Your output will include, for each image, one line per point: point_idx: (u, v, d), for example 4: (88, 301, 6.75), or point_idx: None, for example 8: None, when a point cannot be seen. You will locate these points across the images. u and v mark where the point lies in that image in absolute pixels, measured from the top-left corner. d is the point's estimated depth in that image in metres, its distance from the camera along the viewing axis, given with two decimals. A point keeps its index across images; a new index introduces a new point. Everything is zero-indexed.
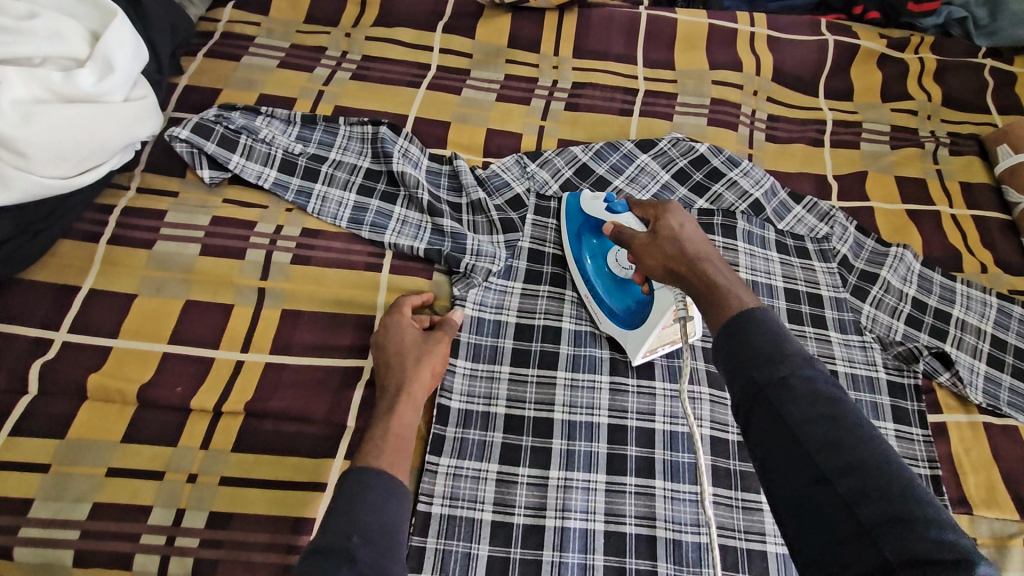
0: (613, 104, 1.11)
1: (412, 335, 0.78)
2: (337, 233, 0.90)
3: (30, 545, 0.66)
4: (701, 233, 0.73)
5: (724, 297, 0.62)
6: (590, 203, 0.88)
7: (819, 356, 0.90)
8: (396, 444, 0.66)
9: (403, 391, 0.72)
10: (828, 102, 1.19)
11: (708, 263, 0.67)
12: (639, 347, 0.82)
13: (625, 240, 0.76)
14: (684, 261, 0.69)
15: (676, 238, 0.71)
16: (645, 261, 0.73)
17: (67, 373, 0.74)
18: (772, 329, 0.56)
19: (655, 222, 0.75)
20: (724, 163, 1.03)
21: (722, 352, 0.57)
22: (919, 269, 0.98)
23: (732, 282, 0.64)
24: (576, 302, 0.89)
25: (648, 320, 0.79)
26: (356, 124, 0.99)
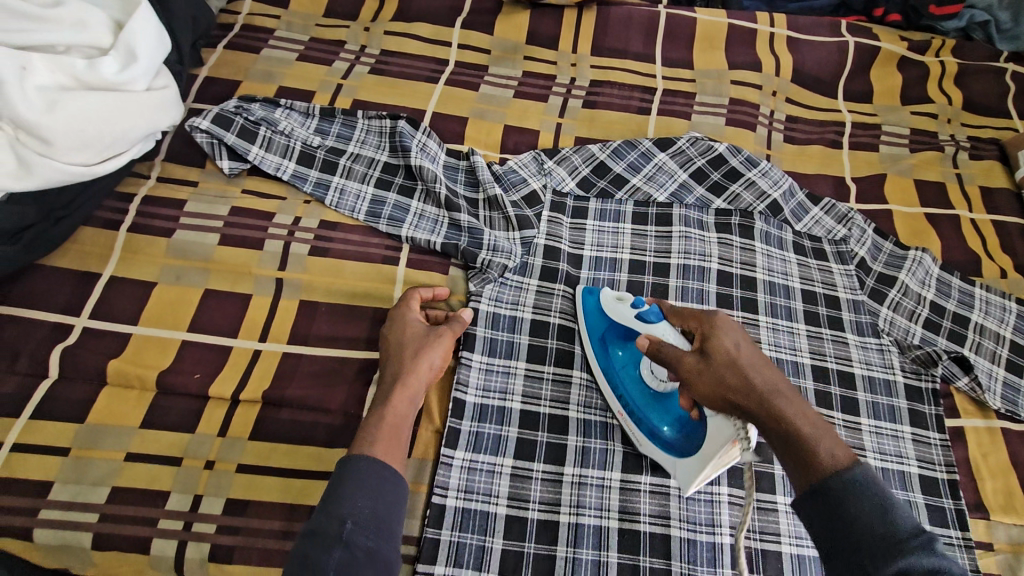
0: (630, 102, 1.11)
1: (415, 328, 0.77)
2: (355, 227, 0.91)
3: (49, 527, 0.66)
4: (759, 352, 0.69)
5: (813, 454, 0.58)
6: (613, 305, 0.80)
7: (835, 359, 0.89)
8: (392, 433, 0.66)
9: (400, 381, 0.71)
10: (847, 104, 1.18)
11: (781, 399, 0.63)
12: (692, 479, 0.72)
13: (666, 359, 0.70)
14: (751, 395, 0.64)
15: (736, 364, 0.66)
16: (700, 388, 0.67)
17: (87, 359, 0.75)
18: (877, 503, 0.54)
19: (706, 341, 0.70)
20: (742, 163, 1.02)
21: (820, 523, 0.56)
22: (937, 273, 0.97)
23: (813, 428, 0.60)
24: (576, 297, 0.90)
25: (704, 448, 0.70)
26: (375, 117, 0.99)
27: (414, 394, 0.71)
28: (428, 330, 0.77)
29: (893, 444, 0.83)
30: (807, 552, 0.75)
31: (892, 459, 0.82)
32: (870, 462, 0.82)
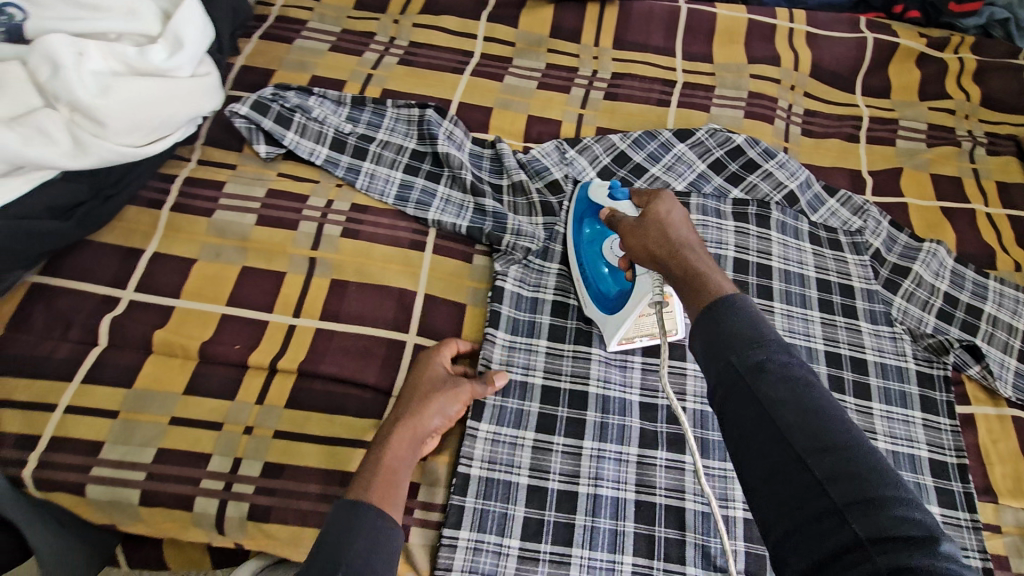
0: (651, 95, 1.13)
1: (436, 372, 0.78)
2: (384, 209, 0.94)
3: (101, 484, 0.71)
4: (690, 222, 0.73)
5: (705, 282, 0.61)
6: (597, 190, 0.88)
7: (849, 346, 0.91)
8: (385, 480, 0.65)
9: (409, 425, 0.71)
10: (865, 99, 1.20)
11: (691, 251, 0.67)
12: (614, 334, 0.83)
13: (615, 224, 0.77)
14: (668, 247, 0.69)
15: (661, 224, 0.71)
16: (632, 244, 0.73)
17: (135, 329, 0.79)
18: (750, 315, 0.55)
19: (645, 208, 0.75)
20: (760, 155, 1.04)
21: (699, 338, 0.56)
22: (951, 265, 0.99)
23: (713, 269, 0.63)
24: (553, 272, 0.92)
25: (627, 304, 0.80)
26: (403, 106, 1.03)
27: (416, 440, 0.71)
28: (447, 377, 0.78)
29: (905, 428, 0.85)
30: None
31: (904, 442, 0.84)
32: (881, 444, 0.84)
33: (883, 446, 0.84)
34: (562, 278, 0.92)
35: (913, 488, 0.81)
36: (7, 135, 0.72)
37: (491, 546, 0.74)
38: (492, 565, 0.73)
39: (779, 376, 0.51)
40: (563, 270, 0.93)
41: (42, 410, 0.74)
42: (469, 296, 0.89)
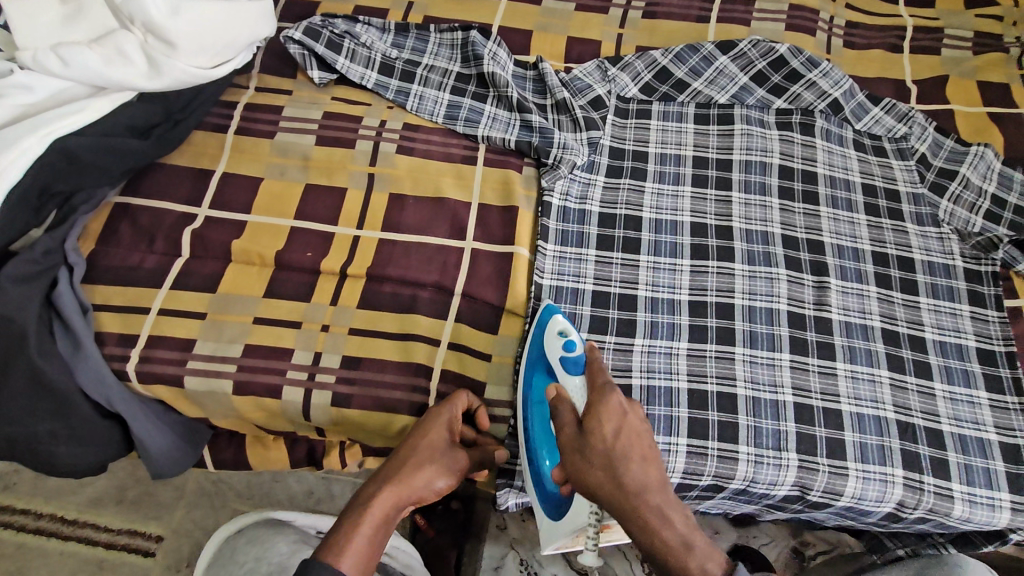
0: (690, 11, 1.13)
1: (436, 439, 0.74)
2: (435, 129, 0.98)
3: (197, 375, 0.78)
4: (639, 431, 0.68)
5: (681, 565, 0.65)
6: (549, 341, 0.77)
7: (895, 246, 0.93)
8: (358, 543, 0.67)
9: (393, 495, 0.72)
10: (909, 9, 1.18)
11: (651, 506, 0.66)
12: (551, 543, 0.76)
13: (559, 425, 0.70)
14: (628, 499, 0.66)
15: (615, 466, 0.66)
16: (575, 474, 0.68)
17: (215, 240, 0.85)
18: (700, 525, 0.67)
19: (590, 418, 0.68)
20: (803, 64, 1.04)
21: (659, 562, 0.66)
22: (999, 169, 0.99)
23: (682, 523, 0.66)
24: (585, 182, 0.95)
25: (566, 521, 0.74)
26: (447, 31, 1.05)
27: (398, 508, 0.72)
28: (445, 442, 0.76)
29: (952, 320, 0.87)
30: (866, 411, 0.80)
31: (951, 333, 0.86)
32: (928, 335, 0.86)
33: (930, 337, 0.86)
34: (593, 188, 0.95)
35: (960, 375, 0.83)
36: (88, 56, 0.79)
37: None
38: None
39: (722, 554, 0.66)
40: (594, 181, 0.96)
41: (138, 312, 0.80)
42: (521, 202, 0.92)
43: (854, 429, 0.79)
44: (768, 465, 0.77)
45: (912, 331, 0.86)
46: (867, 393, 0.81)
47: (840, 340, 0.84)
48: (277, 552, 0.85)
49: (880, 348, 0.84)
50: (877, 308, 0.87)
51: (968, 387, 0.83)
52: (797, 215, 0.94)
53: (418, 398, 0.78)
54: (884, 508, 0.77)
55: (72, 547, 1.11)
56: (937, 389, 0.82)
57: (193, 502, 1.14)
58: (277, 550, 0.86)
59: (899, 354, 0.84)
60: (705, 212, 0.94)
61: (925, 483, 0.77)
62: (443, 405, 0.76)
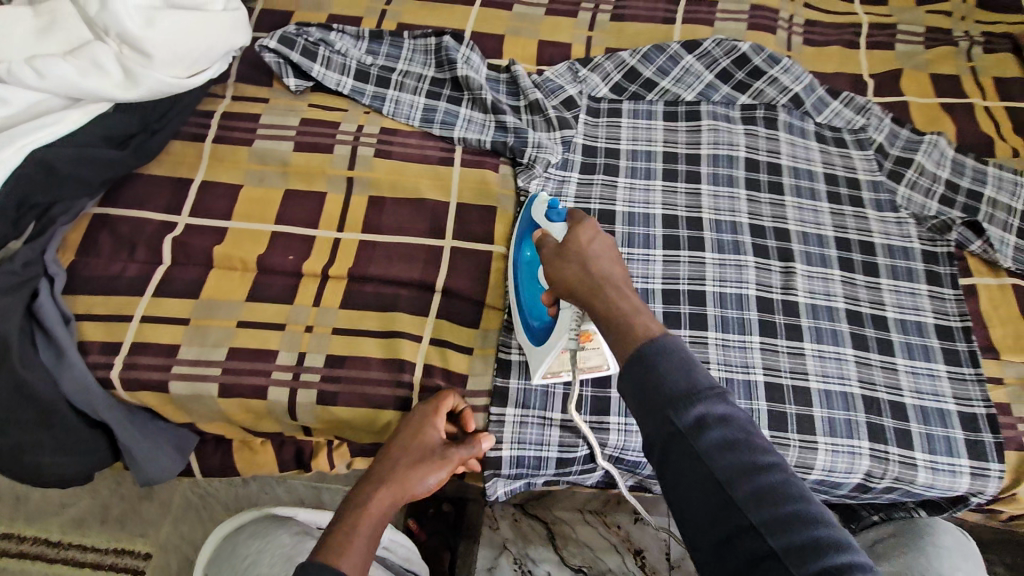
0: (656, 13, 1.17)
1: (427, 437, 0.75)
2: (412, 132, 1.00)
3: (182, 380, 0.78)
4: (613, 247, 0.69)
5: (632, 324, 0.59)
6: (537, 206, 0.83)
7: (857, 231, 0.97)
8: (360, 544, 0.64)
9: (388, 496, 0.70)
10: (863, 8, 1.24)
11: (613, 288, 0.64)
12: (539, 366, 0.78)
13: (543, 247, 0.73)
14: (591, 284, 0.65)
15: (581, 260, 0.67)
16: (553, 275, 0.69)
17: (196, 248, 0.86)
18: (682, 366, 0.54)
19: (569, 233, 0.71)
20: (765, 61, 1.08)
21: (627, 386, 0.55)
22: (952, 155, 1.04)
23: (635, 305, 0.61)
24: (560, 179, 0.98)
25: (550, 337, 0.75)
26: (420, 37, 1.07)
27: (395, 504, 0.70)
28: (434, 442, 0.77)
29: (912, 299, 0.91)
30: (833, 387, 0.84)
31: (911, 312, 0.90)
32: (890, 315, 0.90)
33: (892, 316, 0.90)
34: (568, 184, 0.98)
35: (920, 350, 0.87)
36: (65, 67, 0.80)
37: (535, 419, 0.81)
38: (538, 434, 0.81)
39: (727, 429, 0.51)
40: (569, 177, 0.98)
41: (120, 320, 0.81)
42: (499, 200, 0.94)
43: (823, 405, 0.82)
44: None
45: (875, 311, 0.90)
46: (835, 370, 0.85)
47: (807, 322, 0.88)
48: (280, 544, 0.87)
49: (845, 327, 0.88)
50: (841, 290, 0.91)
51: (928, 361, 0.87)
52: (764, 205, 0.98)
53: (403, 393, 0.80)
54: (853, 479, 0.81)
55: (57, 568, 1.10)
56: (900, 364, 0.86)
57: (180, 515, 1.13)
58: (280, 540, 0.88)
59: (863, 333, 0.88)
60: (676, 204, 0.97)
61: (890, 454, 0.80)
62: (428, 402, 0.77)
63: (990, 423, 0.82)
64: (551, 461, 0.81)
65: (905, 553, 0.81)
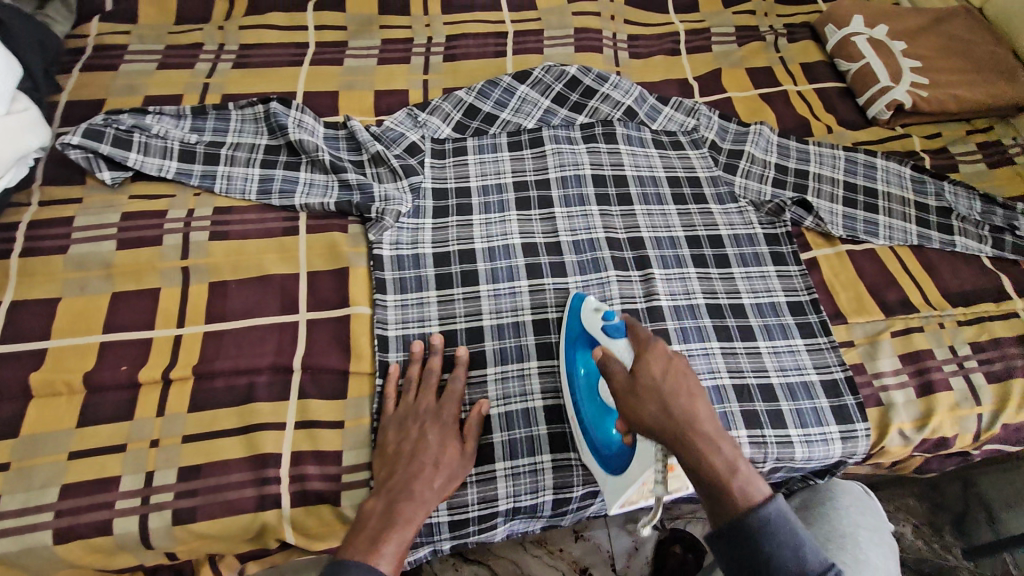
0: (487, 49, 1.20)
1: (444, 422, 0.76)
2: (249, 207, 0.95)
3: (5, 536, 0.68)
4: (686, 374, 0.66)
5: (728, 491, 0.60)
6: (591, 316, 0.80)
7: (705, 227, 1.02)
8: (396, 543, 0.65)
9: (421, 493, 0.70)
10: (678, 17, 1.33)
11: (700, 437, 0.62)
12: (617, 497, 0.73)
13: (609, 374, 0.69)
14: (676, 434, 0.62)
15: (660, 399, 0.64)
16: (628, 415, 0.66)
17: (9, 379, 0.77)
18: (789, 545, 0.58)
19: (637, 364, 0.67)
20: (595, 81, 1.13)
21: (730, 556, 0.60)
22: (777, 141, 1.13)
23: (724, 462, 0.61)
24: (414, 227, 0.95)
25: (631, 470, 0.70)
26: (247, 106, 1.03)
27: (426, 492, 0.70)
28: (459, 446, 0.76)
29: (763, 282, 0.96)
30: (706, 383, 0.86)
31: (764, 294, 0.95)
32: (746, 301, 0.94)
33: (748, 302, 0.94)
34: (423, 231, 0.95)
35: (777, 329, 0.92)
36: None
37: None
38: None
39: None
40: (423, 224, 0.95)
41: None
42: (351, 261, 0.90)
43: None
44: None
45: (733, 301, 0.94)
46: (704, 366, 0.87)
47: (673, 324, 0.90)
48: None
49: (708, 323, 0.91)
50: (698, 286, 0.95)
51: (786, 338, 0.91)
52: (616, 218, 1.01)
53: (269, 491, 0.73)
54: None
55: None
56: (762, 347, 0.90)
57: None
58: None
59: (724, 323, 0.91)
60: (533, 232, 0.97)
61: (767, 436, 0.83)
62: (455, 379, 0.80)
63: (850, 385, 0.87)
64: (444, 525, 0.77)
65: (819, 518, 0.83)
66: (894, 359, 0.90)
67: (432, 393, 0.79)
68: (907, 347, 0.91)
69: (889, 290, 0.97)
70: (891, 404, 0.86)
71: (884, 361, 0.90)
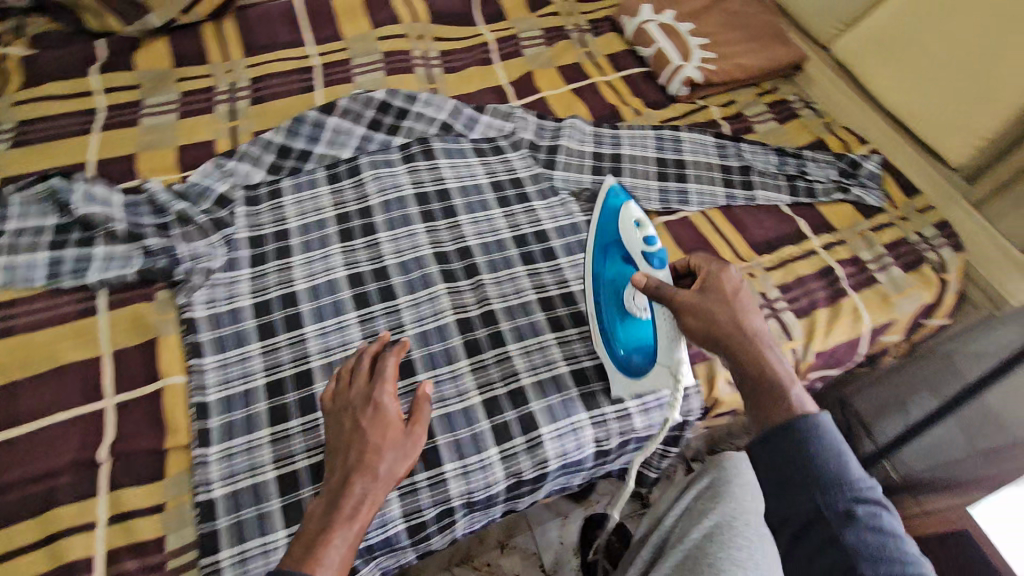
0: (295, 85, 1.17)
1: (385, 412, 0.69)
2: (37, 295, 0.87)
3: None
4: (750, 300, 0.71)
5: (784, 395, 0.63)
6: (627, 230, 0.75)
7: (529, 223, 1.05)
8: (337, 543, 0.60)
9: (369, 490, 0.64)
10: (488, 28, 1.37)
11: (765, 346, 0.67)
12: (625, 388, 0.83)
13: (664, 297, 0.70)
14: (739, 338, 0.67)
15: (729, 306, 0.69)
16: (689, 325, 0.69)
17: None
18: (835, 452, 0.59)
19: (705, 281, 0.72)
20: (405, 101, 1.13)
21: (778, 457, 0.60)
22: (590, 130, 1.18)
23: (782, 369, 0.65)
24: (231, 279, 0.91)
25: (647, 379, 0.77)
26: (26, 187, 0.94)
27: (372, 487, 0.64)
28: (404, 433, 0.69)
29: None
30: (544, 376, 0.88)
31: None
32: (576, 287, 0.97)
33: (578, 288, 0.97)
34: (241, 282, 0.91)
35: None
36: None
37: (256, 549, 0.71)
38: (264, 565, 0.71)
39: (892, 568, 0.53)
40: (240, 275, 0.92)
41: None
42: (160, 330, 0.85)
43: (539, 396, 0.86)
44: (475, 471, 0.80)
45: (563, 290, 0.97)
46: (541, 359, 0.89)
47: (507, 324, 0.92)
48: None
49: (541, 316, 0.93)
50: (528, 283, 0.97)
51: None
52: (442, 231, 1.01)
53: None
54: (588, 452, 0.85)
55: None
56: None
57: None
58: None
59: (556, 314, 0.94)
60: (358, 261, 0.96)
61: (607, 414, 0.86)
62: (392, 353, 0.74)
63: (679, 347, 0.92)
64: None
65: None
66: None
67: (361, 378, 0.73)
68: None
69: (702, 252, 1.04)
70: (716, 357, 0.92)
71: None
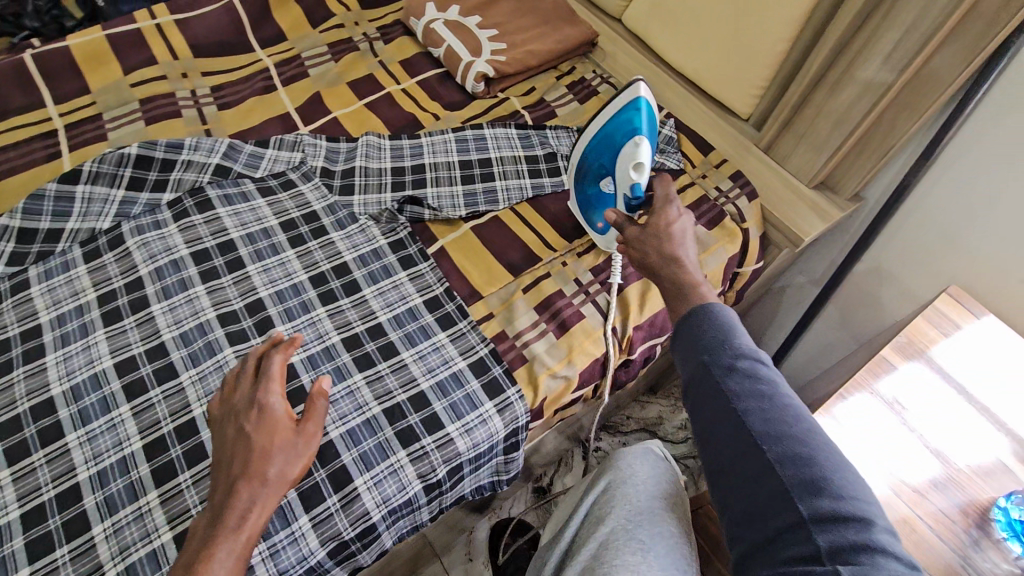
0: (35, 155, 1.03)
1: (275, 416, 0.65)
2: None
3: None
4: (684, 234, 0.77)
5: (692, 293, 0.69)
6: (629, 156, 0.89)
7: (327, 260, 0.98)
8: (220, 557, 0.58)
9: (256, 500, 0.61)
10: (265, 51, 1.26)
11: (682, 265, 0.73)
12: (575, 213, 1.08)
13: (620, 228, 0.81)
14: (661, 262, 0.74)
15: (658, 238, 0.76)
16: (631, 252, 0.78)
17: None
18: (725, 326, 0.63)
19: (651, 218, 0.79)
20: (168, 151, 0.99)
21: (678, 344, 0.66)
22: (387, 145, 1.11)
23: (698, 276, 0.71)
24: None
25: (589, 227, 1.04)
26: None
27: (259, 495, 0.61)
28: (293, 433, 0.66)
29: (396, 292, 0.96)
30: (354, 422, 0.83)
31: (399, 304, 0.95)
32: (383, 320, 0.93)
33: (384, 319, 0.93)
34: None
35: (418, 333, 0.92)
36: None
37: None
38: None
39: (763, 407, 0.58)
40: None
41: None
42: None
43: (349, 446, 0.81)
44: (286, 547, 0.75)
45: (369, 324, 0.92)
46: (349, 406, 0.84)
47: (309, 375, 0.86)
48: None
49: (346, 358, 0.89)
50: (330, 324, 0.91)
51: (428, 339, 0.92)
52: (227, 289, 0.92)
53: None
54: (414, 491, 0.81)
55: None
56: (406, 358, 0.90)
57: None
58: None
59: (364, 351, 0.90)
60: (129, 343, 0.86)
61: (426, 446, 0.83)
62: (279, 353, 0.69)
63: (495, 357, 0.91)
64: None
65: (612, 505, 0.84)
66: (529, 316, 0.96)
67: (247, 380, 0.69)
68: (536, 299, 0.98)
69: (510, 251, 1.03)
70: (533, 358, 0.92)
71: (521, 320, 0.95)
